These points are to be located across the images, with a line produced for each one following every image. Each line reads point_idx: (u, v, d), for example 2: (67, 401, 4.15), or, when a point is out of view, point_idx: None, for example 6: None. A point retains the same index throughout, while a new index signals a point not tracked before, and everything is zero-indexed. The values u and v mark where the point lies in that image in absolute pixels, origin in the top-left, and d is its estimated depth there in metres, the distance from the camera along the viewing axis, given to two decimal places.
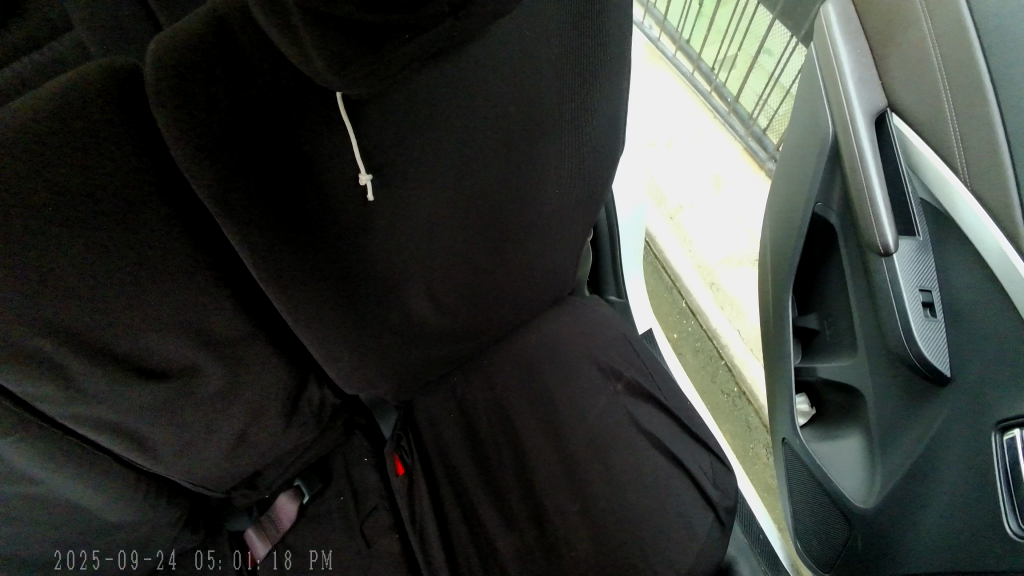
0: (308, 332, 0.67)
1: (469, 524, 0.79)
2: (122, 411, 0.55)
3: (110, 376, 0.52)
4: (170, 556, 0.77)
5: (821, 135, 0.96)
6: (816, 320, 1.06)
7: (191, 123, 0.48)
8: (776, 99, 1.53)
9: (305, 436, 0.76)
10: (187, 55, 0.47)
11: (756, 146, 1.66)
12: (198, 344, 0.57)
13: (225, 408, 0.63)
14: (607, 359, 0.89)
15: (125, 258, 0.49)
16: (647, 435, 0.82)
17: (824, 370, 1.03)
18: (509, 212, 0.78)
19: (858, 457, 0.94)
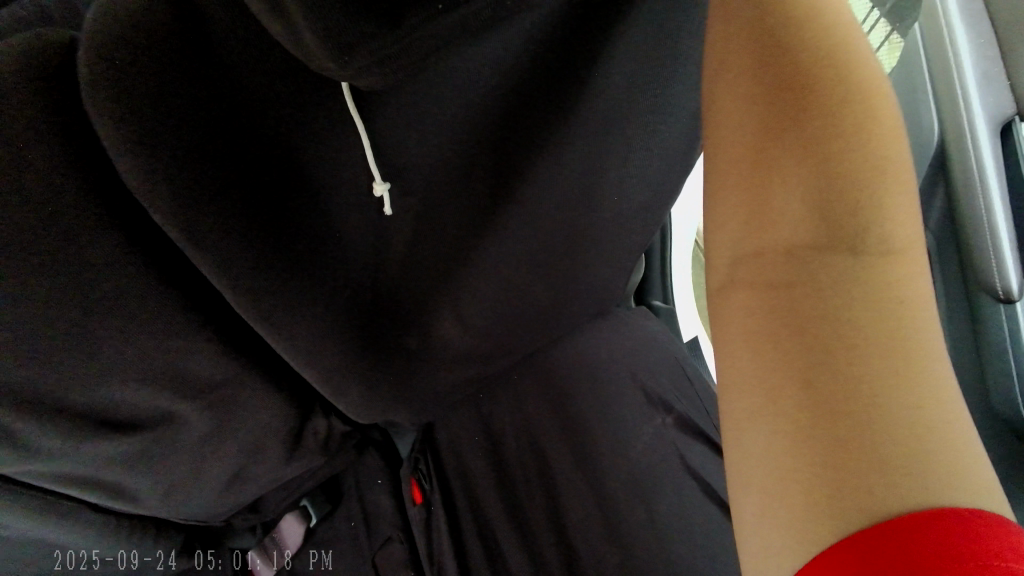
0: (309, 365, 0.56)
1: (493, 566, 0.69)
2: (84, 460, 0.48)
3: (64, 431, 0.45)
4: (171, 555, 0.67)
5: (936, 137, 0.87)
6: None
7: (144, 128, 0.37)
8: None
9: (309, 466, 0.67)
10: (133, 34, 0.35)
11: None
12: (173, 390, 0.48)
13: (213, 446, 0.54)
14: (654, 386, 0.78)
15: (74, 303, 0.40)
16: (699, 481, 0.71)
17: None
18: (553, 218, 0.64)
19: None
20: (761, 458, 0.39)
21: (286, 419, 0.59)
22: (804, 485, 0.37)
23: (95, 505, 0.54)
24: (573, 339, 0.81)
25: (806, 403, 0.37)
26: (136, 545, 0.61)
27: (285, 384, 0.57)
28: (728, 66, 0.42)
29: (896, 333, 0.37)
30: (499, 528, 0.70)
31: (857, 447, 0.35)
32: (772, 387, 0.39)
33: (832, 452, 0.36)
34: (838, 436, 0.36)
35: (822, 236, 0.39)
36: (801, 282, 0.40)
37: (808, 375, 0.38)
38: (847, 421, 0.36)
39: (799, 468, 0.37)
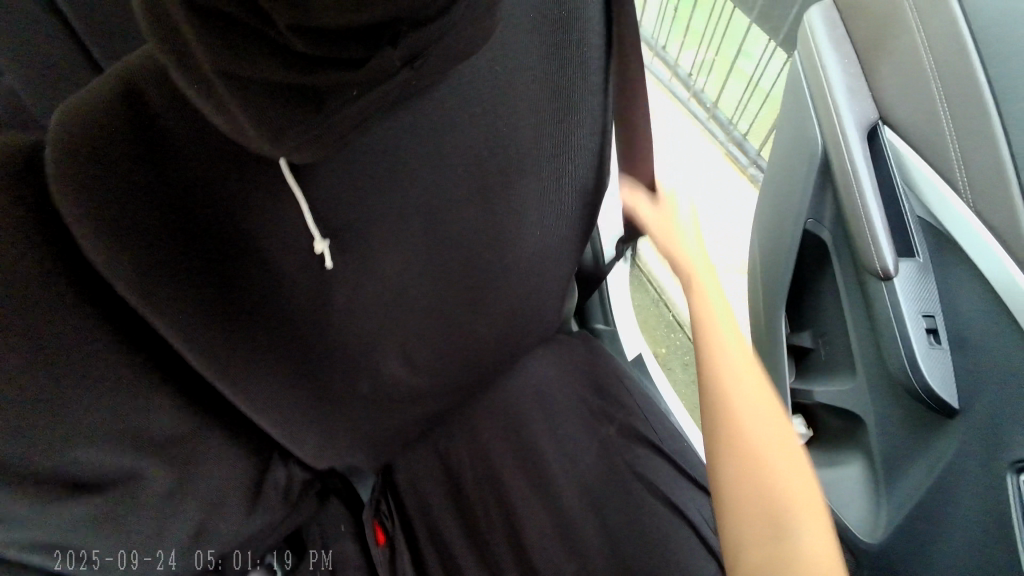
0: (266, 415, 0.61)
1: None
2: (50, 526, 0.50)
3: (29, 496, 0.47)
4: None
5: (809, 148, 0.91)
6: (809, 342, 1.01)
7: (107, 214, 0.44)
8: (755, 102, 1.57)
9: (270, 521, 0.68)
10: (98, 134, 0.43)
11: (738, 150, 1.66)
12: (133, 448, 0.52)
13: (177, 504, 0.57)
14: (597, 403, 0.85)
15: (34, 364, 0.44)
16: (643, 484, 0.77)
17: (817, 394, 0.98)
18: (481, 257, 0.71)
19: (859, 487, 0.89)
20: (747, 506, 0.61)
21: (244, 467, 0.62)
22: (740, 509, 0.61)
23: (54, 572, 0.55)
24: (517, 370, 0.87)
25: (733, 457, 0.63)
26: None
27: (243, 431, 0.61)
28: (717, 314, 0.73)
29: (791, 472, 0.62)
30: (461, 558, 0.74)
31: (761, 480, 0.61)
32: (724, 449, 0.64)
33: (750, 484, 0.62)
34: (744, 471, 0.62)
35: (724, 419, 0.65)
36: (754, 469, 0.62)
37: (740, 440, 0.63)
38: (749, 460, 0.62)
39: (740, 497, 0.62)
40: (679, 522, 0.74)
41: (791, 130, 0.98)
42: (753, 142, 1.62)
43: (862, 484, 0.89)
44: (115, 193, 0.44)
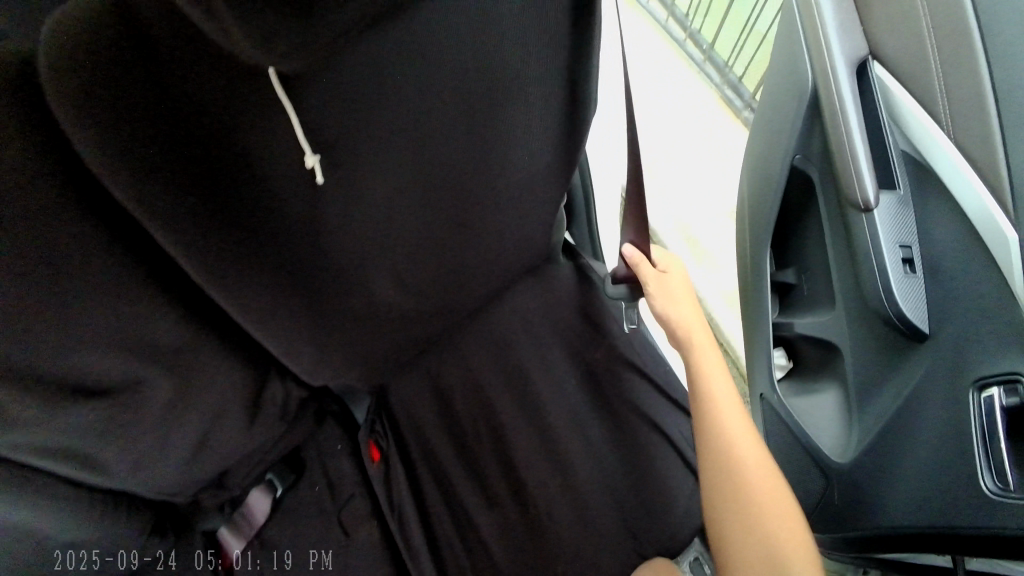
0: (264, 329, 0.63)
1: (448, 504, 0.76)
2: (62, 433, 0.51)
3: (39, 400, 0.48)
4: (171, 556, 0.70)
5: (800, 84, 0.89)
6: (792, 277, 1.02)
7: (103, 125, 0.43)
8: (750, 47, 1.56)
9: (271, 434, 0.72)
10: (92, 40, 0.41)
11: (732, 94, 1.62)
12: (137, 357, 0.53)
13: (181, 416, 0.59)
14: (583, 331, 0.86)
15: (36, 271, 0.44)
16: (628, 407, 0.80)
17: (799, 327, 0.97)
18: (470, 182, 0.71)
19: (833, 414, 0.89)
20: (734, 515, 0.68)
21: (244, 382, 0.64)
22: (732, 516, 0.68)
23: (69, 479, 0.56)
24: (504, 299, 0.89)
25: (713, 473, 0.70)
26: (110, 525, 0.61)
27: (242, 349, 0.63)
28: (736, 411, 0.73)
29: (787, 501, 0.68)
30: (455, 475, 0.78)
31: (746, 494, 0.68)
32: (710, 462, 0.70)
33: (737, 500, 0.68)
34: (729, 485, 0.68)
35: (717, 430, 0.71)
36: (761, 497, 0.68)
37: (730, 458, 0.69)
38: (729, 473, 0.69)
39: (726, 508, 0.68)
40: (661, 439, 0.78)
41: (784, 64, 0.96)
42: (747, 87, 1.60)
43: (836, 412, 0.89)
44: (111, 108, 0.43)
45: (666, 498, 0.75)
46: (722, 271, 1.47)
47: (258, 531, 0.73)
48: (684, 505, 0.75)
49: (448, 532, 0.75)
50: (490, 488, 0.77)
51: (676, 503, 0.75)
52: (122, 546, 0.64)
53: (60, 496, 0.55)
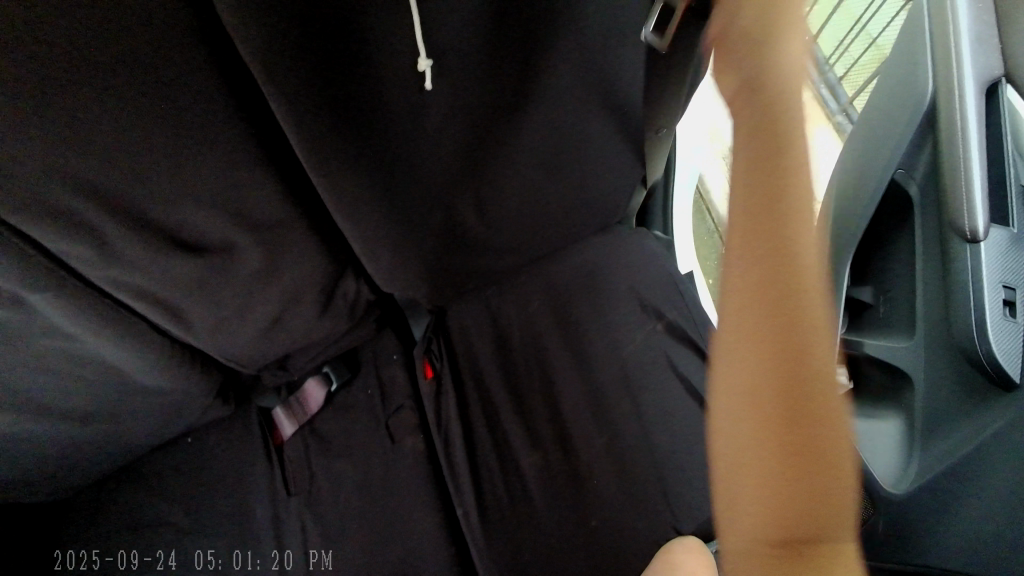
0: (350, 224, 0.61)
1: (493, 434, 0.72)
2: (159, 279, 0.54)
3: (144, 240, 0.50)
4: (170, 557, 0.67)
5: (915, 98, 0.64)
6: (870, 295, 0.75)
7: None
8: (858, 48, 1.11)
9: (336, 329, 0.74)
10: None
11: (812, 82, 1.08)
12: (237, 223, 0.55)
13: (262, 288, 0.61)
14: (648, 296, 0.80)
15: (152, 111, 0.43)
16: (680, 379, 0.74)
17: (868, 348, 0.72)
18: (575, 111, 0.68)
19: (891, 449, 0.66)
20: (729, 379, 0.36)
21: (324, 272, 0.66)
22: (735, 439, 0.35)
23: (154, 325, 0.58)
24: (576, 251, 0.84)
25: (787, 411, 0.33)
26: (182, 379, 0.64)
27: (326, 238, 0.63)
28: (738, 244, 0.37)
29: (825, 441, 0.33)
30: (502, 407, 0.74)
31: (841, 498, 0.32)
32: (737, 296, 0.36)
33: (801, 448, 0.33)
34: (802, 436, 0.33)
35: (772, 268, 0.35)
36: (772, 425, 0.33)
37: (775, 340, 0.34)
38: (795, 373, 0.34)
39: (761, 468, 0.33)
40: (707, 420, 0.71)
41: (903, 57, 0.67)
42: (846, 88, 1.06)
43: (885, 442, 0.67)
44: None
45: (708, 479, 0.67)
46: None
47: (310, 417, 0.75)
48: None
49: (490, 460, 0.70)
50: (533, 427, 0.72)
51: None
52: (186, 405, 0.68)
53: (145, 340, 0.58)
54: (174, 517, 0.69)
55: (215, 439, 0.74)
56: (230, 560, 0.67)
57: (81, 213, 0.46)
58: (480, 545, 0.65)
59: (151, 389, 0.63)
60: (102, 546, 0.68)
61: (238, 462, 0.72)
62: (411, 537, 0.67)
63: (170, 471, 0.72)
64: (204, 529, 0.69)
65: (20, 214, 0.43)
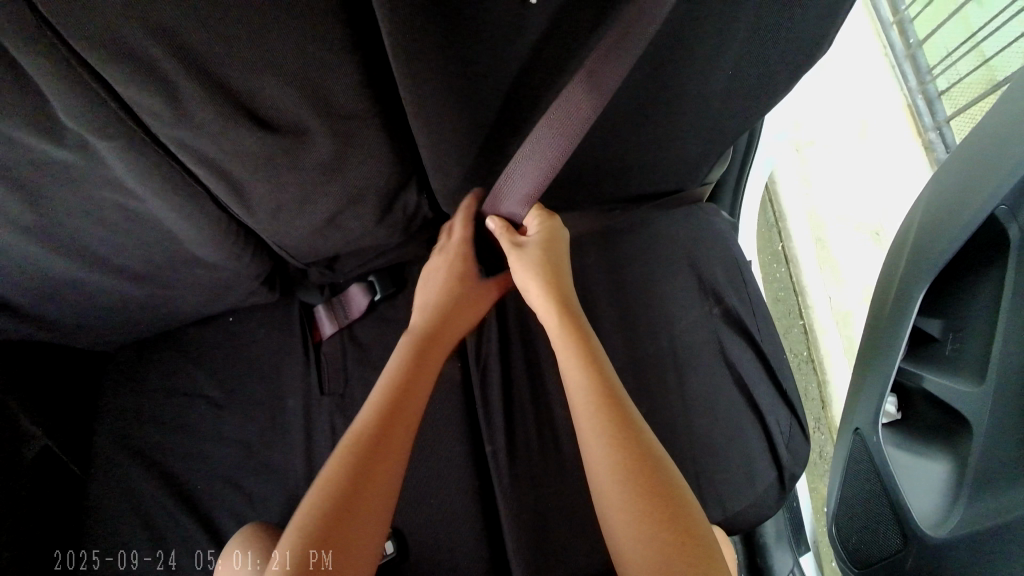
0: (425, 137, 0.53)
1: (534, 389, 0.67)
2: (226, 151, 0.50)
3: (218, 107, 0.46)
4: (170, 556, 0.61)
5: None
6: (937, 329, 0.68)
7: None
8: (968, 64, 1.07)
9: (390, 239, 0.68)
10: None
11: (923, 108, 1.12)
12: (313, 103, 0.48)
13: (326, 182, 0.57)
14: (721, 273, 0.73)
15: None
16: (741, 366, 0.68)
17: (927, 383, 0.66)
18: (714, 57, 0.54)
19: (936, 485, 0.62)
20: (604, 483, 0.47)
21: (389, 178, 0.59)
22: (624, 514, 0.46)
23: (216, 200, 0.55)
24: (651, 215, 0.75)
25: (636, 479, 0.46)
26: (233, 260, 0.62)
27: (400, 142, 0.57)
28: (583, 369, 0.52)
29: (673, 522, 0.45)
30: (545, 358, 0.68)
31: (689, 515, 0.45)
32: (596, 442, 0.49)
33: (654, 473, 0.47)
34: (654, 475, 0.47)
35: (606, 398, 0.50)
36: (639, 467, 0.47)
37: (627, 435, 0.48)
38: (644, 456, 0.48)
39: (631, 509, 0.46)
40: (757, 413, 0.67)
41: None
42: (946, 106, 1.10)
43: (930, 476, 0.64)
44: None
45: (745, 471, 0.64)
46: (843, 290, 1.10)
47: (351, 322, 0.71)
48: (765, 486, 0.64)
49: (527, 413, 0.65)
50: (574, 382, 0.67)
51: (755, 482, 0.64)
52: (233, 285, 0.66)
53: (204, 212, 0.55)
54: (210, 389, 0.69)
55: (255, 323, 0.73)
56: (256, 441, 0.66)
57: (158, 64, 0.41)
58: (503, 484, 0.61)
59: (200, 262, 0.61)
60: (140, 400, 0.69)
61: (275, 349, 0.71)
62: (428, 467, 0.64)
63: (209, 344, 0.72)
64: (237, 406, 0.68)
65: (94, 49, 0.39)
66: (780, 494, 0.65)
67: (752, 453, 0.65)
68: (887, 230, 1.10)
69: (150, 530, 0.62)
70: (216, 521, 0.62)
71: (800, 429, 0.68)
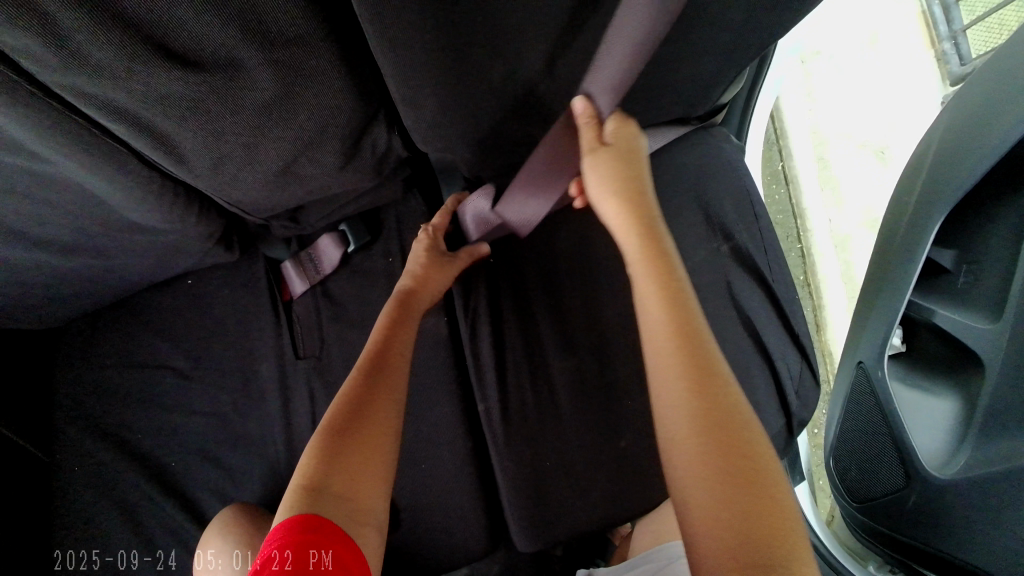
0: (390, 67, 0.43)
1: (529, 346, 0.61)
2: (141, 99, 0.40)
3: (116, 45, 0.35)
4: (171, 558, 0.60)
5: None
6: (949, 261, 0.63)
7: None
8: None
9: (358, 185, 0.59)
10: None
11: (938, 16, 0.94)
12: (239, 32, 0.37)
13: (273, 127, 0.47)
14: (725, 209, 0.65)
15: None
16: (745, 314, 0.63)
17: (937, 318, 0.63)
18: None
19: (947, 424, 0.60)
20: (681, 459, 0.40)
21: (352, 117, 0.49)
22: (704, 460, 0.39)
23: (141, 156, 0.46)
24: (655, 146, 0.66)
25: (713, 444, 0.39)
26: (177, 221, 0.54)
27: (360, 76, 0.46)
28: (656, 355, 0.44)
29: (750, 489, 0.38)
30: (540, 312, 0.62)
31: (769, 487, 0.38)
32: (665, 390, 0.42)
33: (732, 449, 0.39)
34: (729, 447, 0.39)
35: (697, 369, 0.42)
36: (713, 449, 0.39)
37: (700, 404, 0.41)
38: (743, 446, 0.40)
39: (706, 443, 0.40)
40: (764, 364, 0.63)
41: None
42: (963, 13, 0.92)
43: (943, 421, 0.61)
44: None
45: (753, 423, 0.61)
46: (845, 212, 0.99)
47: (322, 277, 0.64)
48: (773, 435, 0.62)
49: (521, 372, 0.60)
50: (571, 336, 0.61)
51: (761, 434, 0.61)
52: (184, 246, 0.58)
53: (130, 174, 0.46)
54: (175, 360, 0.65)
55: (218, 283, 0.66)
56: (232, 413, 0.63)
57: None
58: (499, 445, 0.58)
59: (136, 225, 0.53)
60: (101, 375, 0.65)
61: (242, 311, 0.65)
62: (418, 430, 0.60)
63: (168, 311, 0.66)
64: (208, 376, 0.64)
65: None
66: (784, 441, 0.63)
67: (760, 404, 0.61)
68: (895, 147, 0.96)
69: (134, 507, 0.61)
70: (198, 498, 0.60)
71: (811, 374, 0.64)
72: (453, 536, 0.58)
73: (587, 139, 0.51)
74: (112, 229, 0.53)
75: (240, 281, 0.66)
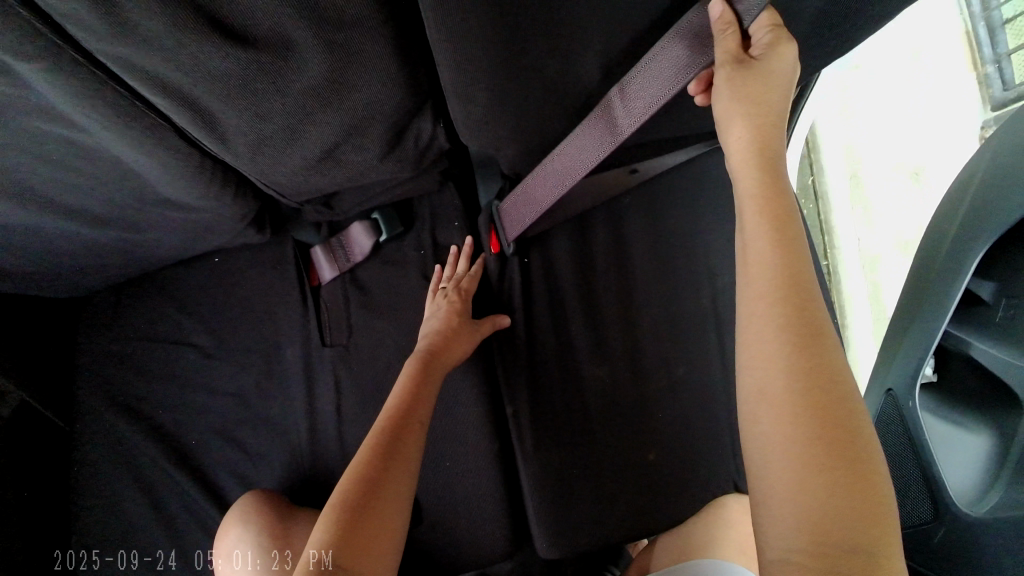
0: (447, 62, 0.41)
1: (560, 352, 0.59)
2: (190, 73, 0.38)
3: (171, 22, 0.34)
4: (171, 556, 0.59)
5: None
6: (990, 293, 0.59)
7: None
8: None
9: (397, 174, 0.57)
10: None
11: (983, 38, 0.83)
12: (297, 11, 0.36)
13: (317, 109, 0.45)
14: None
15: None
16: None
17: (976, 351, 0.59)
18: None
19: (979, 460, 0.57)
20: (760, 412, 0.33)
21: (400, 101, 0.47)
22: (791, 424, 0.31)
23: (181, 131, 0.44)
24: (703, 158, 0.63)
25: (812, 406, 0.31)
26: (211, 199, 0.53)
27: (411, 61, 0.44)
28: (757, 290, 0.34)
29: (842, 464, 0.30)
30: (572, 313, 0.60)
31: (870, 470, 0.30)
32: (761, 338, 0.33)
33: (830, 416, 0.31)
34: (827, 412, 0.31)
35: (800, 316, 0.33)
36: (804, 409, 0.31)
37: (805, 358, 0.32)
38: (841, 413, 0.31)
39: (796, 406, 0.31)
40: None
41: None
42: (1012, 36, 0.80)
43: (977, 457, 0.58)
44: None
45: None
46: (875, 231, 0.96)
47: (352, 265, 0.63)
48: None
49: (551, 377, 0.59)
50: (604, 343, 0.60)
51: None
52: (216, 224, 0.57)
53: (171, 149, 0.45)
54: (198, 338, 0.64)
55: (245, 262, 0.65)
56: (254, 395, 0.62)
57: None
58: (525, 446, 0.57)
59: (170, 200, 0.52)
60: (124, 347, 0.65)
61: (269, 294, 0.64)
62: (442, 429, 0.59)
63: (193, 286, 0.65)
64: (230, 355, 0.63)
65: None
66: None
67: None
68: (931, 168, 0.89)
69: (153, 483, 0.61)
70: (217, 480, 0.60)
71: None
72: (471, 539, 0.57)
73: (725, 49, 0.38)
74: (145, 204, 0.52)
75: (269, 263, 0.65)
